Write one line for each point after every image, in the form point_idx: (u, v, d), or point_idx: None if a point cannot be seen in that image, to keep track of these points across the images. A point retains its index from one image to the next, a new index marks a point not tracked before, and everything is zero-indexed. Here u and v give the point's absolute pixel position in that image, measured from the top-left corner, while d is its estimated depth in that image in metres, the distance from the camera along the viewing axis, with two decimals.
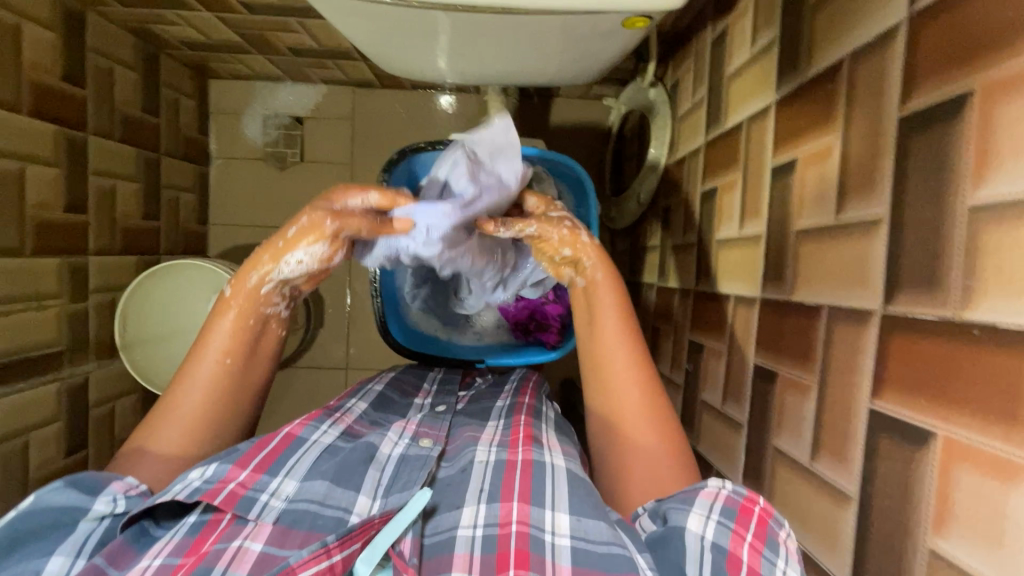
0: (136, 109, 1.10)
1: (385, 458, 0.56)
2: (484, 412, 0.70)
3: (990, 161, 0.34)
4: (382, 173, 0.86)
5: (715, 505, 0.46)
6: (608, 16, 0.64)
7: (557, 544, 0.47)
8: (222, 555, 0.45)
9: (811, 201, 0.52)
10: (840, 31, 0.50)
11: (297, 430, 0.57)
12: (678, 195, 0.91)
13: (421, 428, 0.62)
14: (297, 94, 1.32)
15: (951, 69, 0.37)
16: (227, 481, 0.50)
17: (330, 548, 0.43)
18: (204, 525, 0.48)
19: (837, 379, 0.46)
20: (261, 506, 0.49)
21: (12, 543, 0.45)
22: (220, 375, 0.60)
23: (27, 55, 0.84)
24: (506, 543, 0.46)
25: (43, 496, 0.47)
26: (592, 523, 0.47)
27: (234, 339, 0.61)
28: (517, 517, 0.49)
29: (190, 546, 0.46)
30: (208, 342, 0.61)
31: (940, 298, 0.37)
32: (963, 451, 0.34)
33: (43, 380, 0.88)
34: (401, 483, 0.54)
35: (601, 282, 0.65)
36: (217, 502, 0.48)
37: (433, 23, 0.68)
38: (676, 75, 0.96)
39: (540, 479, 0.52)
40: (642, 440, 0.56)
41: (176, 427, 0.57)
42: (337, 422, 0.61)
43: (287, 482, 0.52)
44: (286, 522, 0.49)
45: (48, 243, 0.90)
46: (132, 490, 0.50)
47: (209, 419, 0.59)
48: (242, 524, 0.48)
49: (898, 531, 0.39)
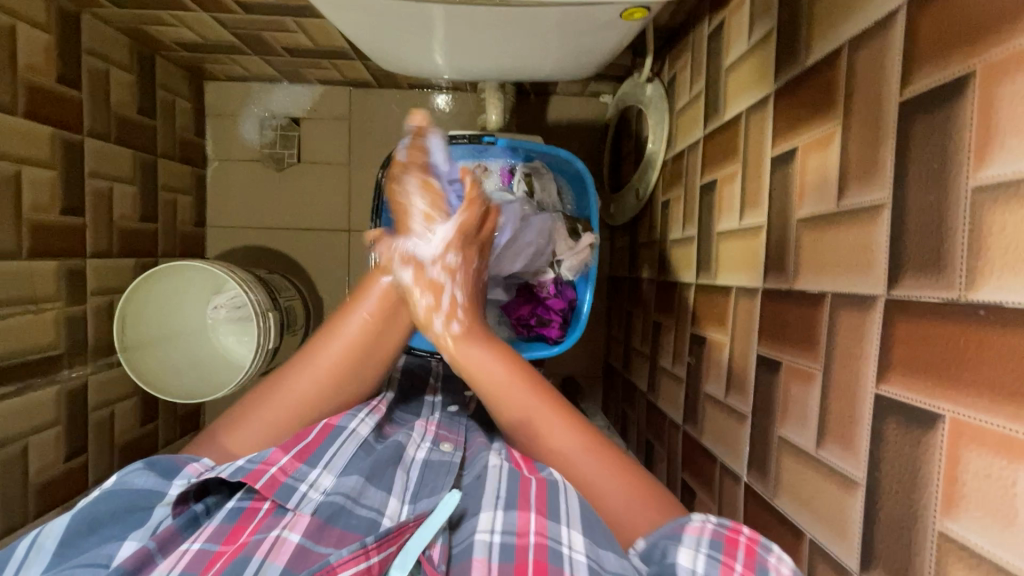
0: (131, 110, 1.09)
1: (411, 460, 0.59)
2: (491, 424, 0.72)
3: (990, 141, 0.34)
4: (381, 170, 0.86)
5: (702, 539, 0.45)
6: (605, 7, 0.65)
7: (573, 558, 0.47)
8: (260, 544, 0.47)
9: (812, 189, 0.52)
10: (838, 18, 0.50)
11: (336, 420, 0.58)
12: (676, 189, 0.91)
13: (441, 432, 0.64)
14: (294, 95, 1.32)
15: (951, 50, 0.37)
16: (269, 464, 0.52)
17: (369, 550, 0.45)
18: (243, 509, 0.51)
19: (843, 365, 0.46)
20: (299, 496, 0.52)
21: (89, 525, 0.48)
22: (367, 334, 0.60)
23: (22, 55, 0.84)
24: (524, 555, 0.47)
25: (127, 478, 0.51)
26: (606, 553, 0.48)
27: (384, 308, 0.60)
28: (535, 528, 0.49)
29: (229, 534, 0.49)
30: (359, 303, 0.60)
31: (946, 279, 0.37)
32: (970, 432, 0.34)
33: (40, 384, 0.87)
34: (428, 488, 0.56)
35: (468, 346, 0.60)
36: (258, 486, 0.50)
37: (429, 17, 0.68)
38: (673, 70, 0.96)
39: (556, 492, 0.53)
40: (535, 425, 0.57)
41: (310, 379, 0.58)
42: (374, 412, 0.62)
43: (325, 475, 0.54)
44: (324, 516, 0.50)
45: (46, 246, 0.89)
46: (204, 473, 0.53)
47: (348, 369, 0.59)
48: (280, 514, 0.51)
49: (907, 515, 0.39)
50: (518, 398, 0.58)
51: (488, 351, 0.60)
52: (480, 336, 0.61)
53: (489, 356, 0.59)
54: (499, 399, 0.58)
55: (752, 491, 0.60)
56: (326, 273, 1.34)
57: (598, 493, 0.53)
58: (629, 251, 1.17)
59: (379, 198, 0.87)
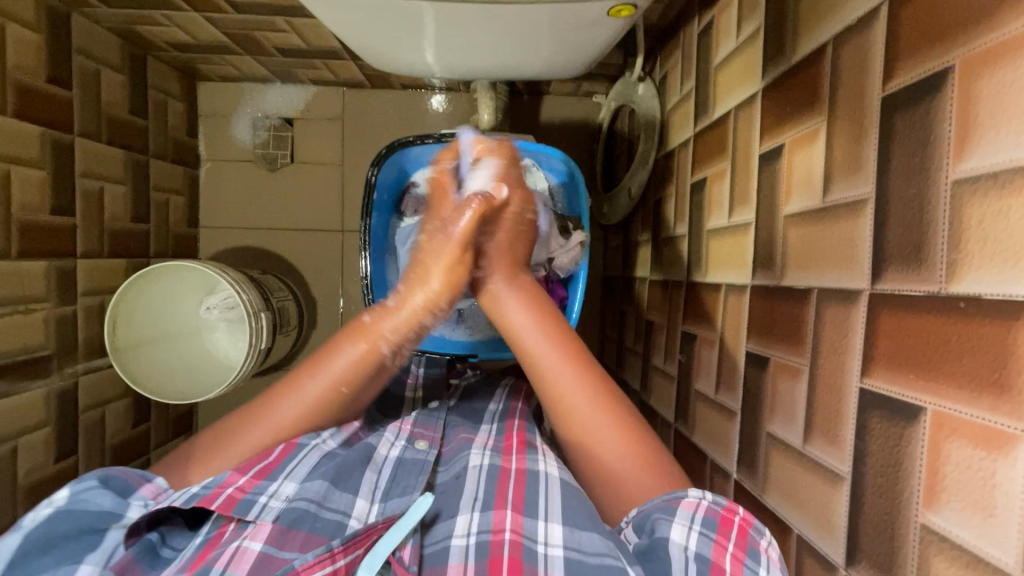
0: (123, 111, 1.09)
1: (382, 460, 0.59)
2: (477, 413, 0.72)
3: (970, 134, 0.34)
4: (371, 167, 0.85)
5: (697, 516, 0.45)
6: (593, 5, 0.65)
7: (549, 554, 0.47)
8: (221, 555, 0.47)
9: (798, 186, 0.52)
10: (822, 14, 0.50)
11: (297, 438, 0.57)
12: (668, 188, 0.91)
13: (416, 429, 0.64)
14: (286, 95, 1.32)
15: (931, 45, 0.37)
16: (226, 486, 0.52)
17: (335, 553, 0.45)
18: (207, 540, 0.50)
19: (829, 360, 0.46)
20: (259, 507, 0.51)
21: (43, 543, 0.46)
22: (327, 398, 0.58)
23: (11, 54, 0.83)
24: (498, 550, 0.47)
25: (82, 496, 0.49)
26: (586, 534, 0.47)
27: (359, 370, 0.58)
28: (510, 525, 0.49)
29: (195, 560, 0.48)
30: (329, 363, 0.58)
31: (927, 273, 0.37)
32: (952, 423, 0.34)
33: (29, 385, 0.87)
34: (399, 488, 0.56)
35: (505, 297, 0.64)
36: (214, 507, 0.49)
37: (419, 14, 0.68)
38: (664, 69, 0.96)
39: (534, 490, 0.53)
40: (558, 368, 0.58)
41: (266, 432, 0.56)
42: (342, 429, 0.62)
43: (287, 483, 0.53)
44: (286, 522, 0.50)
45: (35, 246, 0.89)
46: (160, 496, 0.52)
47: (303, 429, 0.58)
48: (244, 526, 0.50)
49: (891, 508, 0.39)
50: (541, 347, 0.60)
51: (523, 304, 0.64)
52: (522, 290, 0.65)
53: (522, 308, 0.63)
54: (528, 346, 0.61)
55: (741, 488, 0.60)
56: (320, 273, 1.34)
57: (603, 455, 0.54)
58: (622, 250, 1.17)
59: (369, 197, 0.87)
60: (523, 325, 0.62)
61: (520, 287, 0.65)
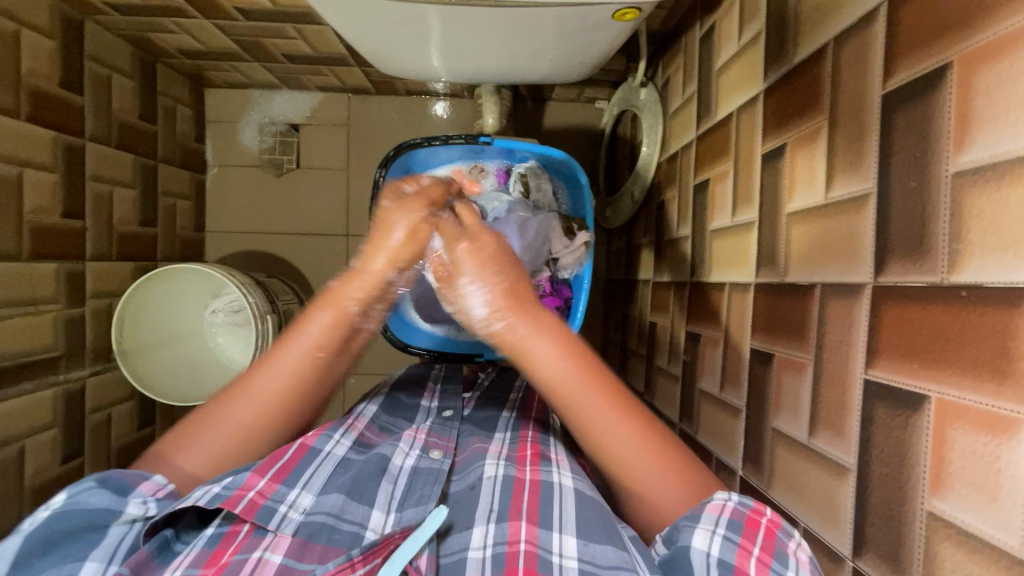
0: (133, 116, 1.11)
1: (397, 470, 0.58)
2: (488, 421, 0.72)
3: (969, 127, 0.35)
4: (379, 168, 0.85)
5: (722, 519, 0.45)
6: (597, 8, 0.66)
7: (563, 565, 0.47)
8: (243, 564, 0.47)
9: (801, 184, 0.53)
10: (822, 17, 0.52)
11: (312, 439, 0.59)
12: (671, 189, 0.92)
13: (430, 439, 0.63)
14: (293, 101, 1.34)
15: (929, 43, 0.38)
16: (246, 489, 0.51)
17: (355, 561, 0.45)
18: (221, 534, 0.50)
19: (833, 353, 0.47)
20: (280, 517, 0.51)
21: (44, 544, 0.45)
22: (304, 366, 0.58)
23: (26, 61, 0.85)
24: (514, 562, 0.47)
25: (79, 497, 0.48)
26: (601, 547, 0.48)
27: (329, 334, 0.58)
28: (525, 536, 0.49)
29: (209, 558, 0.48)
30: (301, 329, 0.58)
31: (929, 264, 0.37)
32: (957, 411, 0.35)
33: (37, 386, 0.87)
34: (415, 497, 0.55)
35: (530, 341, 0.55)
36: (238, 511, 0.49)
37: (425, 19, 0.70)
38: (666, 74, 0.97)
39: (549, 501, 0.53)
40: (595, 416, 0.53)
41: (250, 405, 0.56)
42: (349, 430, 0.63)
43: (304, 495, 0.54)
44: (305, 534, 0.50)
45: (46, 248, 0.90)
46: (160, 491, 0.51)
47: (289, 398, 0.58)
48: (261, 534, 0.50)
49: (897, 498, 0.39)
50: (585, 404, 0.53)
51: (550, 346, 0.55)
52: (538, 323, 0.56)
53: (551, 354, 0.55)
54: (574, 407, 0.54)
55: (747, 485, 0.60)
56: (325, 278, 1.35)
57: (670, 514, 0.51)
58: (625, 253, 1.18)
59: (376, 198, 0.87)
60: (557, 377, 0.54)
61: (531, 314, 0.56)
